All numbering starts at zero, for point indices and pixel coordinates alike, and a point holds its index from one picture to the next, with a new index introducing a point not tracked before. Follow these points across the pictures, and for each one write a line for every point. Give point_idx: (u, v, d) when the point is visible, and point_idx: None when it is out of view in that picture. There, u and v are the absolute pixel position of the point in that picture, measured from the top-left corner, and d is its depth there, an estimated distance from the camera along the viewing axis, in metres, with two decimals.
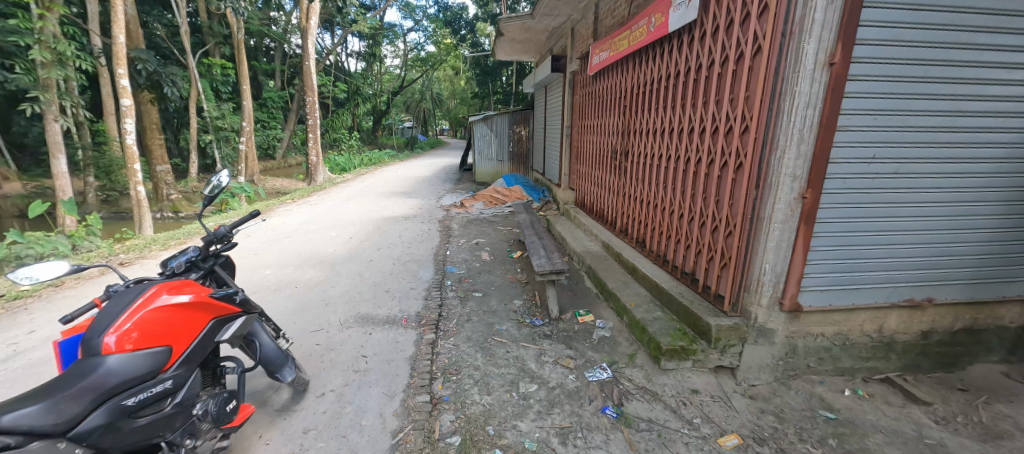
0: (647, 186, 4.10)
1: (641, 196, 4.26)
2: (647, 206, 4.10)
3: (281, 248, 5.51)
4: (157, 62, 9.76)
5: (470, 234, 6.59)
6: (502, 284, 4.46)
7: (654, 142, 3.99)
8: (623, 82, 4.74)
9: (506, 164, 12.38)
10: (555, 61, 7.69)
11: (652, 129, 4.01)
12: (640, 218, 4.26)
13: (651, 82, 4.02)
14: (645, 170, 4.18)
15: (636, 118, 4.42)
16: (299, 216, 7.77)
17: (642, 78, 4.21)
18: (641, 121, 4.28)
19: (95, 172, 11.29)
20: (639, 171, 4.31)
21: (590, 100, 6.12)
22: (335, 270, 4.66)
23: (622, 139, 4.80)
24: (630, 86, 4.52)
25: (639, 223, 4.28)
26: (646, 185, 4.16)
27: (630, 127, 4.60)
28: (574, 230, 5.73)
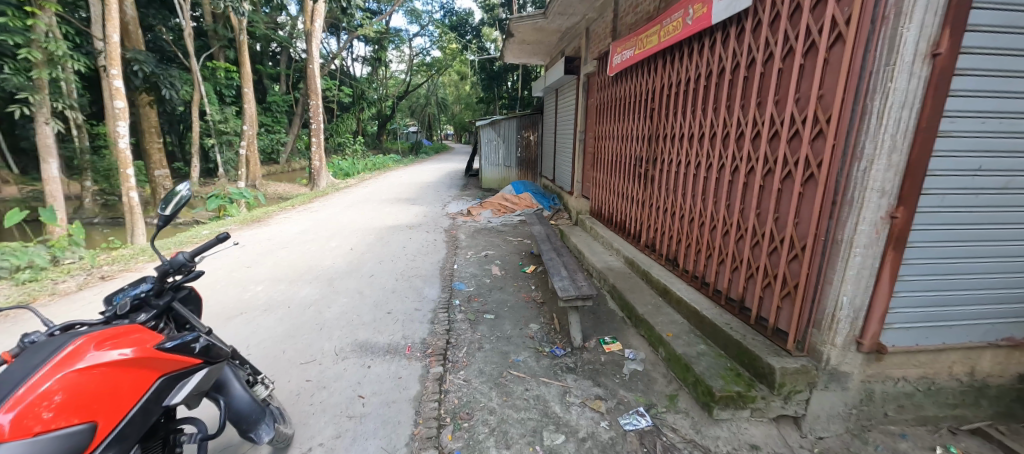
0: (678, 197, 3.69)
1: (671, 208, 3.85)
2: (679, 219, 3.68)
3: (275, 260, 5.13)
4: (156, 63, 9.47)
5: (479, 245, 6.18)
6: (515, 304, 4.04)
7: (687, 148, 3.58)
8: (649, 82, 4.34)
9: (513, 170, 11.97)
10: (569, 63, 7.31)
11: (685, 133, 3.60)
12: (669, 232, 3.84)
13: (685, 82, 3.62)
14: (676, 178, 3.77)
15: (663, 121, 4.02)
16: (298, 223, 7.39)
17: (673, 77, 3.81)
18: (670, 124, 3.89)
19: (94, 176, 11.03)
20: (668, 179, 3.89)
21: (608, 102, 5.72)
22: (333, 287, 4.26)
23: (647, 145, 4.40)
24: (659, 86, 4.12)
25: (668, 237, 3.85)
26: (677, 195, 3.74)
27: (656, 131, 4.20)
28: (592, 242, 5.31)
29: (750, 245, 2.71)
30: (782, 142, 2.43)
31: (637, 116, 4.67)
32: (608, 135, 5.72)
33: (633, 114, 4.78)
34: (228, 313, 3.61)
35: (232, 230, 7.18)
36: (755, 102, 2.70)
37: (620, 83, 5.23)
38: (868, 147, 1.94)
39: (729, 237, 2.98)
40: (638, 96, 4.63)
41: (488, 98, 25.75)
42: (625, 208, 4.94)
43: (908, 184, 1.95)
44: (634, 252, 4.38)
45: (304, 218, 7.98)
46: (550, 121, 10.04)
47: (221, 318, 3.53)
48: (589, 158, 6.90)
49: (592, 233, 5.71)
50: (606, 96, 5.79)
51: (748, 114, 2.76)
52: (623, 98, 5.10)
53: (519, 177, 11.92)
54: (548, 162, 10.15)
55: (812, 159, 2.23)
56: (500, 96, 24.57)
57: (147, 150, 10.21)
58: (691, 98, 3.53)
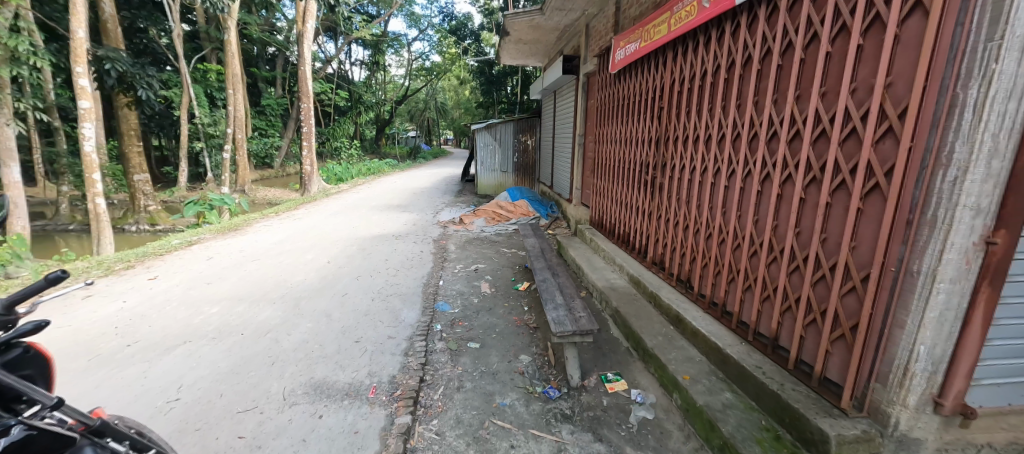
0: (693, 209, 3.23)
1: (683, 221, 3.39)
2: (694, 233, 3.20)
3: (241, 276, 4.62)
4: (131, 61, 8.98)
5: (469, 257, 5.68)
6: (505, 329, 3.55)
7: (704, 151, 3.12)
8: (657, 79, 3.89)
9: (510, 176, 11.48)
10: (568, 62, 6.84)
11: (702, 135, 3.14)
12: (682, 248, 3.36)
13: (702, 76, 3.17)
14: (690, 187, 3.31)
15: (673, 122, 3.58)
16: (277, 232, 6.90)
17: (688, 71, 3.36)
18: (682, 125, 3.43)
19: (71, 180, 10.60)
20: (681, 188, 3.43)
21: (609, 102, 5.27)
22: (299, 308, 3.75)
23: (654, 148, 3.94)
24: (669, 82, 3.67)
25: (680, 254, 3.38)
26: (691, 206, 3.27)
27: (666, 133, 3.74)
28: (592, 256, 4.82)
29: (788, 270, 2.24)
30: (832, 144, 1.97)
31: (642, 116, 4.22)
32: (609, 139, 5.27)
33: (638, 115, 4.32)
34: (170, 343, 3.10)
35: (205, 239, 6.69)
36: (793, 97, 2.25)
37: (622, 81, 4.78)
38: (960, 150, 1.47)
39: (758, 258, 2.51)
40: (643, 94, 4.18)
41: (487, 103, 25.37)
42: (628, 219, 4.47)
43: (1012, 201, 1.48)
44: (639, 270, 3.89)
45: (285, 226, 7.48)
46: (548, 125, 9.57)
47: (159, 348, 3.02)
48: (590, 163, 6.43)
49: (592, 245, 5.22)
50: (607, 96, 5.34)
51: (785, 111, 2.31)
52: (627, 97, 4.65)
53: (516, 182, 11.43)
54: (546, 167, 9.67)
55: (877, 165, 1.76)
56: (499, 101, 24.18)
57: (127, 154, 9.78)
58: (710, 94, 3.07)
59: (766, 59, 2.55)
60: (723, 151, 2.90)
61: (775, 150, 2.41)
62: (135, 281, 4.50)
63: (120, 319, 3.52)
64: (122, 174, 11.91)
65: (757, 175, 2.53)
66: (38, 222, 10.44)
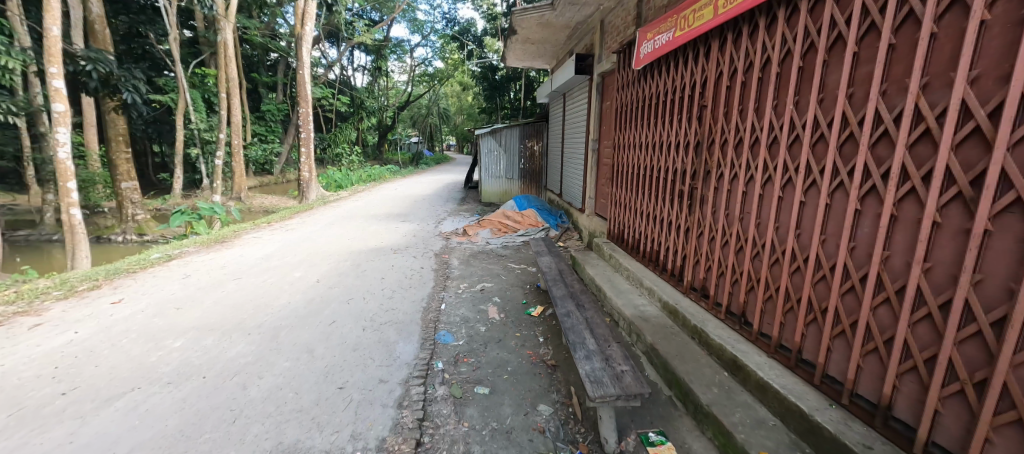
0: (752, 228, 2.76)
1: (739, 240, 2.92)
2: (757, 256, 2.75)
3: (218, 299, 4.10)
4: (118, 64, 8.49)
5: (473, 274, 5.14)
6: (518, 368, 3.00)
7: (769, 156, 2.67)
8: (697, 73, 3.43)
9: (516, 183, 10.95)
10: (581, 61, 6.32)
11: (767, 138, 2.68)
12: (738, 272, 2.90)
13: (766, 66, 2.73)
14: (747, 200, 2.86)
15: (720, 124, 3.11)
16: (266, 245, 6.40)
17: (745, 62, 2.91)
18: (735, 126, 2.97)
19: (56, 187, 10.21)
20: (734, 202, 2.97)
21: (628, 102, 4.80)
22: (276, 341, 3.21)
23: (693, 153, 3.47)
24: (715, 76, 3.21)
25: (736, 280, 2.92)
26: (749, 224, 2.82)
27: (709, 136, 3.28)
28: (612, 275, 4.31)
29: (915, 314, 1.79)
30: (1001, 152, 1.53)
31: (674, 118, 3.76)
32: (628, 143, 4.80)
33: (668, 117, 3.86)
34: (114, 390, 2.58)
35: (187, 252, 6.20)
36: (919, 88, 1.80)
37: (646, 78, 4.31)
38: None
39: (859, 295, 2.04)
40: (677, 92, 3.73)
41: (490, 109, 24.78)
42: (656, 234, 3.99)
43: None
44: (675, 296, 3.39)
45: (276, 238, 6.98)
46: (557, 129, 9.07)
47: (99, 398, 2.49)
48: (604, 169, 5.95)
49: (609, 261, 4.72)
50: (625, 98, 4.88)
51: (904, 106, 1.86)
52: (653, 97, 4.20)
53: (522, 190, 10.90)
54: (555, 174, 9.16)
55: None
56: (503, 106, 23.67)
57: (114, 161, 9.35)
58: (779, 88, 2.62)
59: (870, 39, 2.07)
60: (798, 157, 2.44)
61: (887, 158, 1.94)
62: (96, 304, 3.99)
63: (66, 355, 3.01)
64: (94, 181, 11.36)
65: (856, 189, 2.07)
66: (21, 231, 10.03)
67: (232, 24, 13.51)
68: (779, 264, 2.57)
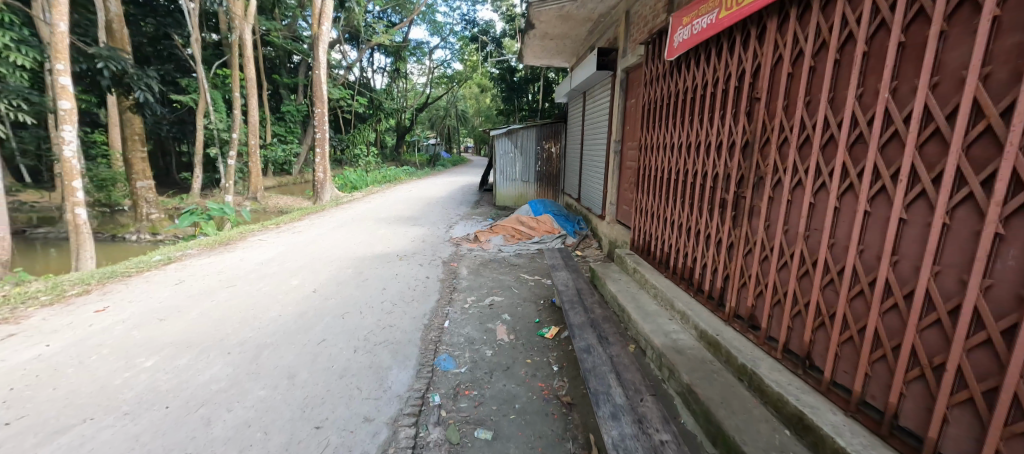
0: (823, 249, 2.27)
1: (803, 262, 2.41)
2: (829, 283, 2.24)
3: (205, 309, 3.80)
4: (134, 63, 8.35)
5: (482, 286, 4.72)
6: (528, 405, 2.55)
7: (847, 157, 2.16)
8: (749, 60, 2.94)
9: (532, 186, 10.50)
10: (603, 56, 5.85)
11: (846, 134, 2.17)
12: (802, 302, 2.40)
13: (846, 45, 2.22)
14: (817, 213, 2.35)
15: (778, 122, 2.62)
16: (270, 248, 6.13)
17: (816, 42, 2.40)
18: (800, 121, 2.46)
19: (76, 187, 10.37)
20: (799, 215, 2.47)
21: (657, 98, 4.32)
22: (256, 363, 2.85)
23: (740, 155, 2.98)
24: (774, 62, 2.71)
25: (800, 310, 2.42)
26: (820, 243, 2.31)
27: (764, 133, 2.77)
28: (637, 293, 3.81)
29: None
30: None
31: (716, 115, 3.28)
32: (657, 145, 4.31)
33: (709, 113, 3.37)
34: (63, 422, 2.24)
35: (190, 254, 5.97)
36: None
37: (680, 70, 3.84)
38: None
39: (1004, 350, 1.53)
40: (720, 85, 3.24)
41: (507, 110, 24.31)
42: (693, 249, 3.49)
43: None
44: (717, 324, 2.89)
45: (281, 240, 6.71)
46: (576, 130, 8.59)
47: (42, 432, 2.15)
48: (628, 173, 5.45)
49: (634, 276, 4.22)
50: (654, 94, 4.39)
51: None
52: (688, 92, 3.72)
53: (538, 194, 10.45)
54: (573, 177, 8.68)
55: None
56: (521, 108, 23.19)
57: (129, 159, 9.33)
58: (865, 71, 2.11)
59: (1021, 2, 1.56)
60: (895, 161, 1.94)
61: None
62: (79, 312, 3.72)
63: (28, 374, 2.71)
64: (108, 181, 11.75)
65: (999, 206, 1.57)
66: (39, 228, 10.16)
67: (251, 24, 13.49)
68: (864, 297, 2.06)
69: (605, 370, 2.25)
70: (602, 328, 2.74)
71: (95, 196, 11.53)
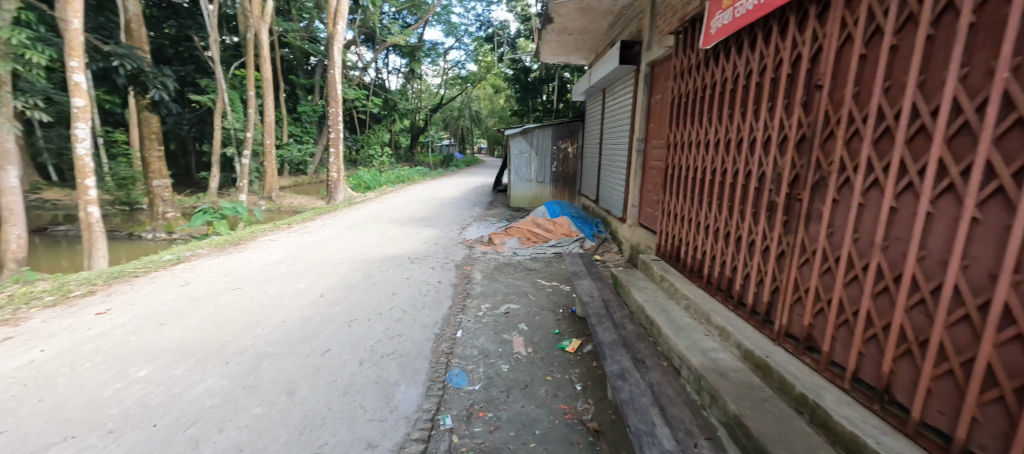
0: (908, 263, 1.91)
1: (880, 276, 2.06)
2: (916, 303, 1.89)
3: (208, 314, 3.62)
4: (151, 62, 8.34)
5: (497, 291, 4.46)
6: (550, 430, 2.28)
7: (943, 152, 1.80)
8: (808, 45, 2.59)
9: (547, 187, 10.21)
10: (626, 50, 5.54)
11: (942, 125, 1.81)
12: (880, 323, 2.04)
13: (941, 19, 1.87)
14: (901, 220, 1.99)
15: (848, 113, 2.27)
16: (280, 249, 5.99)
17: (899, 18, 2.04)
18: (879, 111, 2.11)
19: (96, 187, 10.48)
20: (875, 222, 2.12)
21: (690, 93, 3.99)
22: (254, 376, 2.64)
23: (797, 153, 2.64)
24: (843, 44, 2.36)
25: (876, 333, 2.06)
26: (904, 255, 1.96)
27: (829, 127, 2.42)
28: (667, 304, 3.47)
29: None
30: None
31: (765, 108, 2.93)
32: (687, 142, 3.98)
33: (756, 106, 3.03)
34: (43, 441, 2.05)
35: (200, 254, 5.84)
36: None
37: (720, 59, 3.51)
38: None
39: None
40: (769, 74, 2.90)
41: (521, 111, 24.05)
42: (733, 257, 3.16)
43: None
44: (765, 344, 2.56)
45: (292, 241, 6.56)
46: (594, 129, 8.27)
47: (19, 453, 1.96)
48: (653, 174, 5.11)
49: (661, 284, 3.88)
50: (686, 88, 4.05)
51: None
52: (729, 83, 3.38)
53: (554, 195, 10.15)
54: (591, 178, 8.36)
55: None
56: (535, 109, 22.88)
57: (146, 158, 9.35)
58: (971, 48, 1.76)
59: None
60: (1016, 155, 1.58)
61: None
62: (80, 315, 3.58)
63: (16, 383, 2.54)
64: (129, 180, 11.91)
65: None
66: (61, 226, 10.33)
67: (267, 25, 13.52)
68: (969, 322, 1.69)
69: (646, 403, 1.94)
70: (636, 348, 2.45)
71: (116, 195, 11.69)
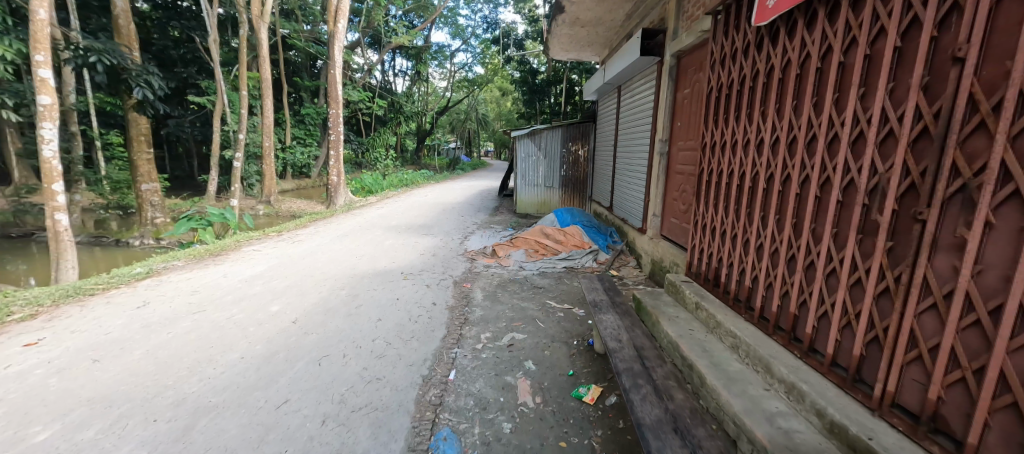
0: None
1: None
2: None
3: (155, 346, 3.04)
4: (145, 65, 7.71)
5: (500, 316, 3.83)
6: None
7: None
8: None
9: (557, 193, 9.57)
10: (647, 40, 4.90)
11: None
12: None
13: None
14: None
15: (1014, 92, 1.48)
16: (262, 261, 5.41)
17: None
18: None
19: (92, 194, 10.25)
20: None
21: (736, 80, 3.25)
22: (182, 443, 2.05)
23: (908, 154, 1.86)
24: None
25: None
26: None
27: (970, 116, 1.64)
28: (708, 343, 2.81)
29: None
30: None
31: (853, 95, 2.16)
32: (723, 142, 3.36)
33: (838, 92, 2.27)
34: None
35: (174, 266, 5.29)
36: None
37: (781, 35, 2.74)
38: None
39: None
40: (841, 53, 2.27)
41: (529, 114, 23.47)
42: (793, 285, 2.51)
43: None
44: (855, 412, 1.91)
45: (277, 251, 5.98)
46: (608, 130, 7.62)
47: None
48: (680, 180, 4.47)
49: (697, 314, 3.22)
50: (722, 79, 3.44)
51: None
52: (792, 67, 2.66)
53: (563, 202, 9.50)
54: (604, 184, 7.71)
55: None
56: (542, 111, 22.14)
57: (134, 161, 8.88)
58: None
59: None
60: None
61: None
62: (5, 346, 3.02)
63: None
64: (124, 183, 11.37)
65: None
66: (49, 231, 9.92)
67: (267, 23, 13.08)
68: None
69: None
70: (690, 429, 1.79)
71: (109, 198, 11.13)
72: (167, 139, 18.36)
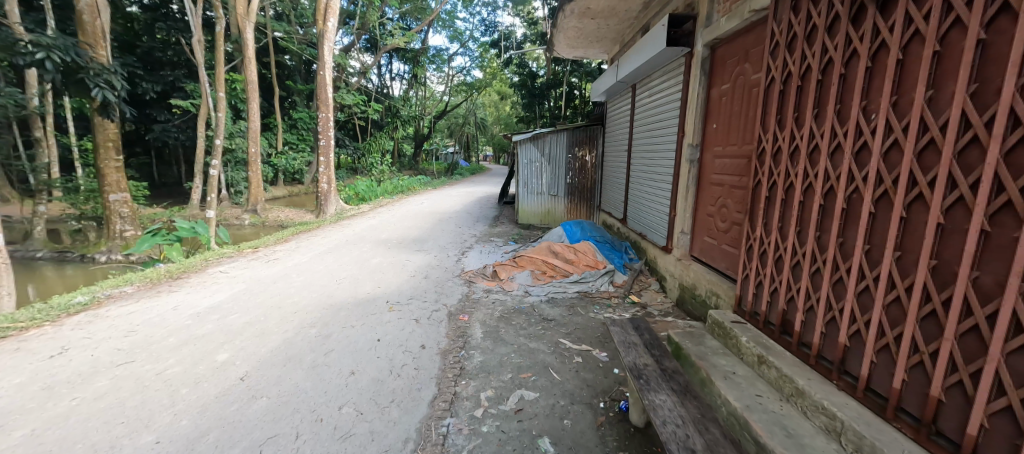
0: None
1: None
2: None
3: (47, 422, 2.28)
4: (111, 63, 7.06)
5: (505, 364, 3.08)
6: None
7: None
8: None
9: (561, 202, 8.82)
10: (672, 27, 4.15)
11: None
12: None
13: None
14: None
15: None
16: (226, 286, 4.65)
17: None
18: None
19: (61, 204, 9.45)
20: None
21: (812, 58, 2.36)
22: None
23: None
24: None
25: None
26: None
27: None
28: (789, 420, 2.06)
29: None
30: None
31: None
32: (784, 148, 2.57)
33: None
34: None
35: (123, 294, 4.50)
36: None
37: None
38: None
39: None
40: None
41: (528, 118, 22.73)
42: (929, 360, 1.65)
43: None
44: None
45: (247, 272, 5.22)
46: (620, 134, 6.91)
47: None
48: (719, 192, 3.71)
49: (759, 371, 2.47)
50: (787, 61, 2.58)
51: None
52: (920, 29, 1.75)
53: (569, 212, 8.76)
54: (615, 193, 7.00)
55: None
56: (542, 115, 21.34)
57: (101, 170, 8.13)
58: None
59: None
60: None
61: None
62: None
63: None
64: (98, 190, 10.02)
65: None
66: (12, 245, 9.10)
67: (253, 23, 12.35)
68: None
69: None
70: None
71: (82, 208, 9.73)
72: (153, 145, 17.58)
